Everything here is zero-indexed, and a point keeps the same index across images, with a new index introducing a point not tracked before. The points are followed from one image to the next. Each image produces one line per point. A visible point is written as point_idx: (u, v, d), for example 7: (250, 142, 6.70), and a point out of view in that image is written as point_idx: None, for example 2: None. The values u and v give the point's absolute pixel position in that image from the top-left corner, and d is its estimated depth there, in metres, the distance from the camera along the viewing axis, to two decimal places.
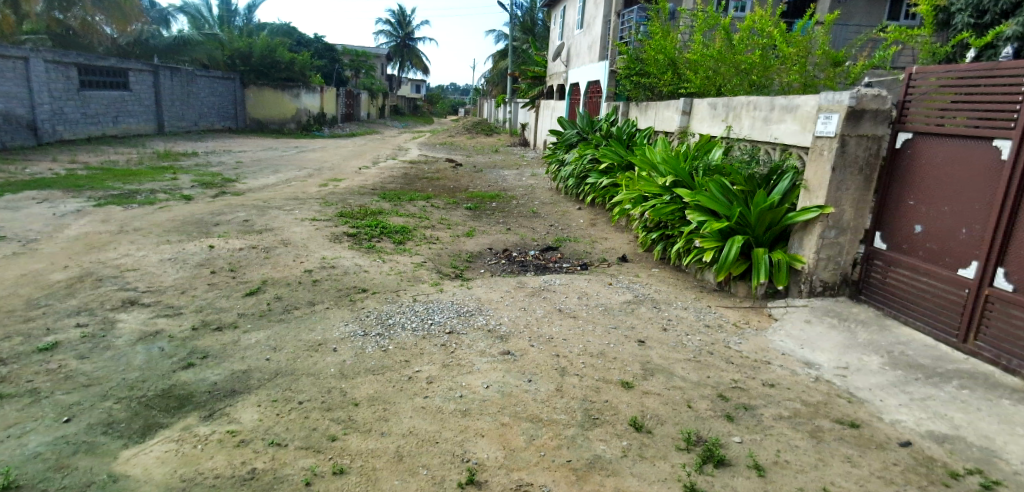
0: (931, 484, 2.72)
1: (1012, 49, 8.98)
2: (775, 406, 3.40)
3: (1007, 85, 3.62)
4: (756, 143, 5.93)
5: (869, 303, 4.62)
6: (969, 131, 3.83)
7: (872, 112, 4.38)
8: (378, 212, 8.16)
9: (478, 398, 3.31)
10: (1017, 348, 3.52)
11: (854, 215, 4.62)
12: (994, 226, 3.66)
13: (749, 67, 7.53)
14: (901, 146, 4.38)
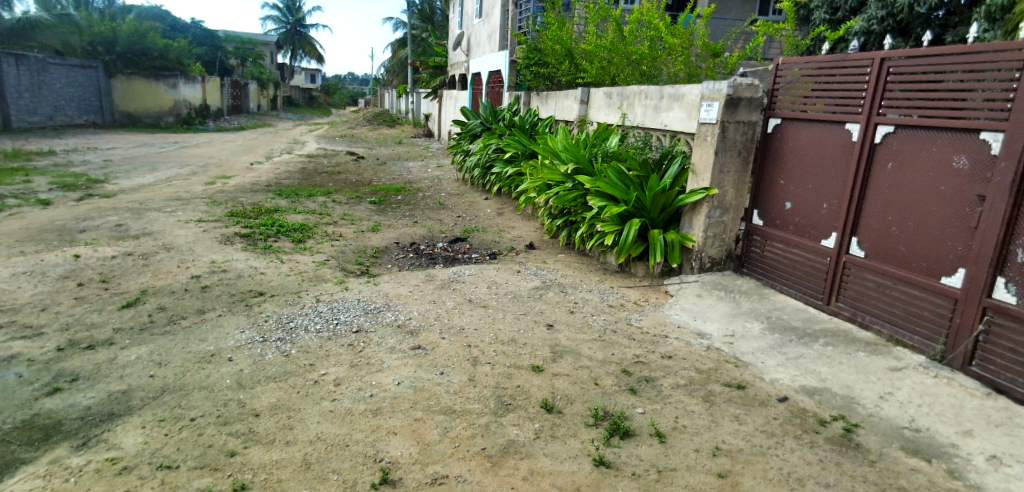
0: (805, 433, 3.05)
1: (859, 43, 10.05)
2: (672, 376, 3.66)
3: (855, 75, 4.05)
4: (649, 131, 6.26)
5: (750, 275, 5.05)
6: (826, 115, 4.27)
7: (747, 100, 4.77)
8: (273, 210, 7.83)
9: (389, 396, 3.32)
10: (869, 307, 3.99)
11: (735, 195, 5.03)
12: (848, 200, 4.11)
13: (639, 58, 7.88)
14: (772, 130, 4.80)
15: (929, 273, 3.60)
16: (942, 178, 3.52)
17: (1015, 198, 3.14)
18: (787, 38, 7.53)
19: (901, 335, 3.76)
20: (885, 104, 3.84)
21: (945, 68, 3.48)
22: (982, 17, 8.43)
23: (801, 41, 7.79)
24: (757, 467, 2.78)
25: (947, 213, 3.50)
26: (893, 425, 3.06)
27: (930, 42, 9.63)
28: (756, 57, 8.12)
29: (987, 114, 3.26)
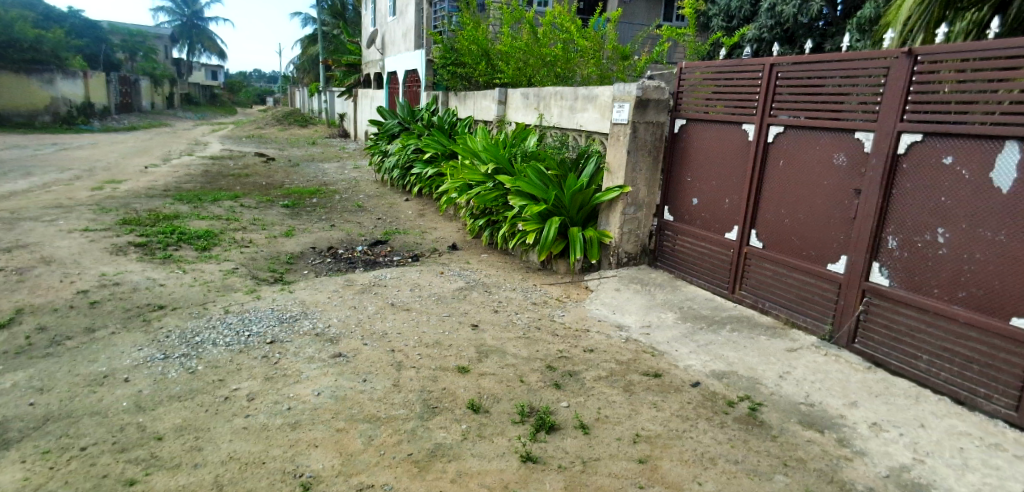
0: (715, 414, 3.26)
1: (752, 50, 10.77)
2: (594, 368, 3.80)
3: (749, 79, 4.34)
4: (565, 131, 6.43)
5: (663, 268, 5.31)
6: (725, 117, 4.55)
7: (655, 102, 5.02)
8: (173, 217, 7.40)
9: (309, 407, 3.24)
10: (768, 293, 4.30)
11: (648, 192, 5.28)
12: (747, 195, 4.41)
13: (554, 60, 8.04)
14: (678, 131, 5.06)
15: (817, 260, 3.94)
16: (826, 174, 3.86)
17: (886, 191, 3.49)
18: (689, 43, 7.91)
19: (796, 318, 4.09)
20: (776, 106, 4.16)
21: (826, 73, 3.80)
22: (855, 28, 9.27)
23: (702, 47, 8.19)
24: (673, 451, 2.95)
25: (831, 205, 3.83)
26: (791, 401, 3.32)
27: (812, 50, 10.48)
28: (662, 60, 8.41)
29: (862, 115, 3.59)
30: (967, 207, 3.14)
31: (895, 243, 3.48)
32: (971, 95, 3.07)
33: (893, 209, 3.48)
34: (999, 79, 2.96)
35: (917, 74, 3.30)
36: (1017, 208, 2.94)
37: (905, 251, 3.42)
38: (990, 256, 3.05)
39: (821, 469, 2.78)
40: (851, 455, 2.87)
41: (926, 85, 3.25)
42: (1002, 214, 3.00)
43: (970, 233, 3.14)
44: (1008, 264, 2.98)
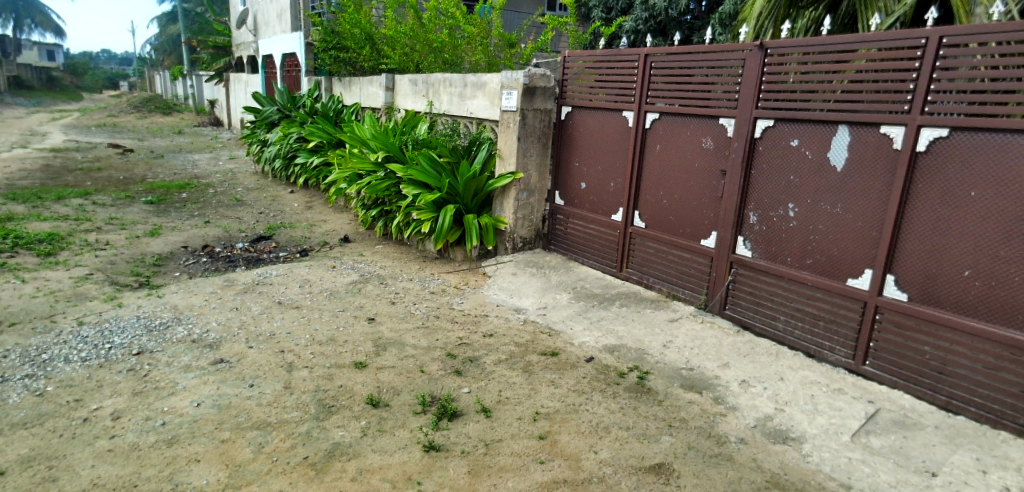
0: (608, 386, 3.47)
1: (629, 40, 11.27)
2: (494, 352, 3.89)
3: (627, 68, 4.58)
4: (456, 118, 6.44)
5: (557, 251, 5.51)
6: (607, 104, 4.79)
7: (542, 89, 5.17)
8: (7, 219, 6.58)
9: (187, 420, 3.07)
10: (651, 269, 4.60)
11: (539, 177, 5.44)
12: (629, 178, 4.68)
13: (441, 46, 8.01)
14: (564, 118, 5.25)
15: (692, 237, 4.27)
16: (696, 157, 4.18)
17: (746, 171, 3.85)
18: (571, 32, 8.09)
19: (676, 291, 4.42)
20: (652, 94, 4.43)
21: (693, 64, 4.11)
22: (717, 23, 10.00)
23: (582, 36, 8.44)
24: (571, 424, 3.12)
25: (701, 186, 4.17)
26: (674, 367, 3.61)
27: (681, 43, 11.16)
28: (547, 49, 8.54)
29: (725, 103, 3.92)
30: (811, 185, 3.54)
31: (756, 218, 3.85)
32: (812, 85, 3.45)
33: (752, 188, 3.85)
34: (833, 71, 3.35)
35: (768, 65, 3.66)
36: (849, 184, 3.36)
37: (764, 225, 3.80)
38: (830, 226, 3.46)
39: (700, 426, 3.06)
40: (725, 411, 3.19)
41: (776, 76, 3.62)
42: (837, 189, 3.42)
43: (814, 207, 3.54)
44: (844, 233, 3.40)
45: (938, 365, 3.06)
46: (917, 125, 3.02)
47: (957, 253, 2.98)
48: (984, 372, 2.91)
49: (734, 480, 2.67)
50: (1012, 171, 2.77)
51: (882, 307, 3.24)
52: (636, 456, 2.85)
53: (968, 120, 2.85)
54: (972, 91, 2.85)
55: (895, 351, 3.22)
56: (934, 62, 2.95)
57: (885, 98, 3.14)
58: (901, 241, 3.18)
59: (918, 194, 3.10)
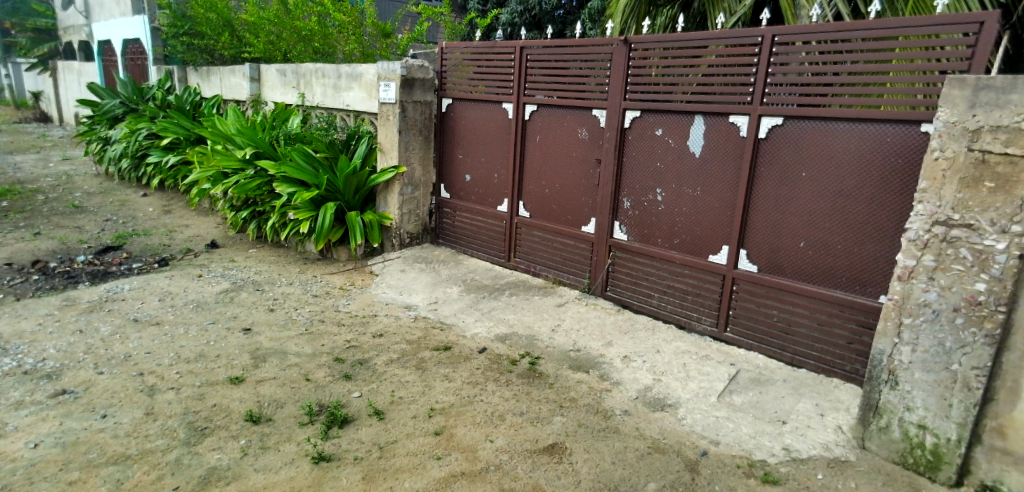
0: (501, 374, 3.52)
1: (506, 32, 11.36)
2: (385, 352, 3.80)
3: (503, 60, 4.65)
4: (331, 111, 6.20)
5: (445, 245, 5.48)
6: (486, 96, 4.83)
7: (420, 81, 5.12)
8: None
9: (24, 464, 2.69)
10: (537, 257, 4.74)
11: (423, 171, 5.37)
12: (512, 169, 4.77)
13: (310, 34, 7.51)
14: (445, 110, 5.23)
15: (573, 224, 4.45)
16: (573, 147, 4.35)
17: (618, 159, 4.08)
18: (447, 23, 7.96)
19: (561, 277, 4.58)
20: (529, 86, 4.54)
21: (566, 57, 4.25)
22: (587, 18, 10.34)
23: (458, 27, 8.34)
24: (466, 416, 3.13)
25: (579, 174, 4.35)
26: (563, 351, 3.74)
27: (555, 36, 11.43)
28: (425, 41, 8.11)
29: (596, 95, 4.12)
30: (674, 170, 3.82)
31: (629, 203, 4.09)
32: (672, 78, 3.71)
33: (624, 175, 4.08)
34: (690, 65, 3.63)
35: (633, 60, 3.89)
36: (706, 170, 3.66)
37: (636, 210, 4.04)
38: (692, 208, 3.76)
39: (589, 403, 3.22)
40: (611, 387, 3.37)
41: (641, 69, 3.86)
42: (697, 174, 3.71)
43: (678, 191, 3.82)
44: (704, 213, 3.71)
45: (784, 326, 3.44)
46: (758, 114, 3.36)
47: (794, 226, 3.36)
48: (819, 329, 3.31)
49: (620, 451, 2.84)
50: (832, 152, 3.16)
51: (738, 279, 3.59)
52: (531, 439, 2.93)
53: (798, 110, 3.21)
54: (801, 83, 3.20)
55: (750, 317, 3.58)
56: (771, 57, 3.29)
57: (734, 90, 3.45)
58: (750, 219, 3.53)
59: (762, 176, 3.44)
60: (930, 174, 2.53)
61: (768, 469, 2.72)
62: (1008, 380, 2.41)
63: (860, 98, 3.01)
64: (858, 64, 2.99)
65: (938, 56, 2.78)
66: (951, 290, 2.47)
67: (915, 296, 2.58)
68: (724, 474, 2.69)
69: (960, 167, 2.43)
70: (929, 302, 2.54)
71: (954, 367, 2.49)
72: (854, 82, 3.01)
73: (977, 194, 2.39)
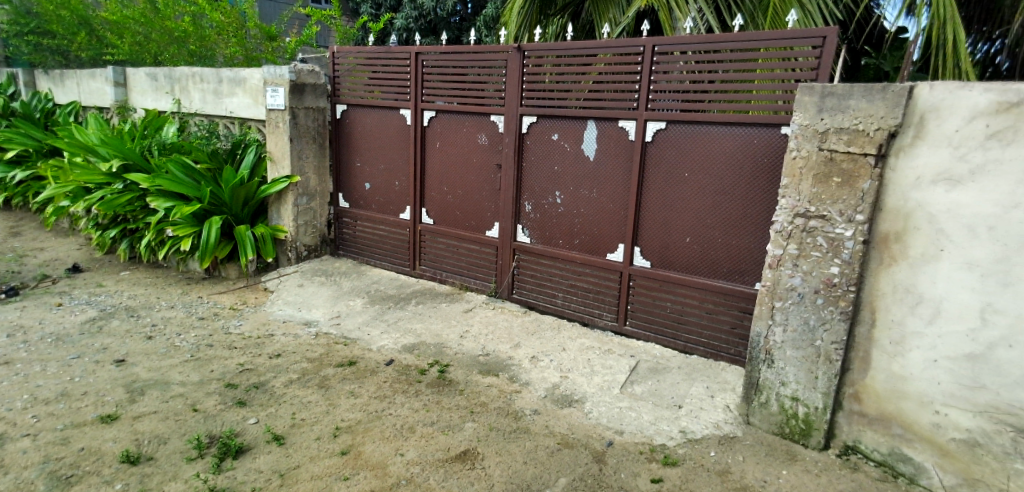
0: (410, 385, 3.46)
1: (401, 38, 11.13)
2: (283, 374, 3.60)
3: (398, 66, 4.60)
4: (211, 118, 5.78)
5: (347, 256, 5.30)
6: (383, 103, 4.75)
7: (311, 87, 4.93)
8: None
9: None
10: (442, 264, 4.72)
11: (318, 180, 5.16)
12: (412, 176, 4.71)
13: (184, 36, 6.97)
14: (340, 116, 5.07)
15: (477, 229, 4.49)
16: (473, 153, 4.40)
17: (518, 164, 4.17)
18: (337, 27, 7.58)
19: (467, 282, 4.59)
20: (426, 93, 4.52)
21: (463, 63, 4.28)
22: (483, 25, 10.30)
23: (350, 32, 7.94)
24: (374, 432, 3.04)
25: (480, 180, 4.40)
26: (472, 356, 3.75)
27: (450, 42, 11.24)
28: (314, 44, 7.79)
29: (495, 102, 4.19)
30: (571, 174, 3.97)
31: (530, 207, 4.20)
32: (566, 84, 3.86)
33: (525, 179, 4.18)
34: (581, 73, 3.80)
35: (527, 67, 4.00)
36: (601, 172, 3.85)
37: (538, 213, 4.16)
38: (589, 209, 3.93)
39: (500, 406, 3.26)
40: (520, 388, 3.43)
41: (536, 76, 3.98)
42: (593, 176, 3.89)
43: (575, 193, 3.98)
44: (601, 213, 3.89)
45: (676, 316, 3.69)
46: (644, 119, 3.59)
47: (680, 223, 3.62)
48: (707, 316, 3.57)
49: (531, 450, 2.90)
50: (709, 154, 3.44)
51: (634, 275, 3.81)
52: (442, 448, 2.91)
53: (680, 115, 3.47)
54: (681, 90, 3.45)
55: (647, 310, 3.80)
56: (654, 67, 3.53)
57: (623, 96, 3.66)
58: (642, 218, 3.75)
59: (651, 177, 3.67)
60: (790, 172, 2.84)
61: (668, 452, 2.91)
62: (861, 350, 2.75)
63: (730, 104, 3.31)
64: (727, 73, 3.26)
65: (794, 67, 3.10)
66: (811, 274, 2.79)
67: (783, 281, 2.88)
68: (629, 461, 2.83)
69: (813, 165, 2.75)
70: (795, 286, 2.85)
71: (818, 343, 2.81)
72: (726, 89, 3.29)
73: (828, 188, 2.72)
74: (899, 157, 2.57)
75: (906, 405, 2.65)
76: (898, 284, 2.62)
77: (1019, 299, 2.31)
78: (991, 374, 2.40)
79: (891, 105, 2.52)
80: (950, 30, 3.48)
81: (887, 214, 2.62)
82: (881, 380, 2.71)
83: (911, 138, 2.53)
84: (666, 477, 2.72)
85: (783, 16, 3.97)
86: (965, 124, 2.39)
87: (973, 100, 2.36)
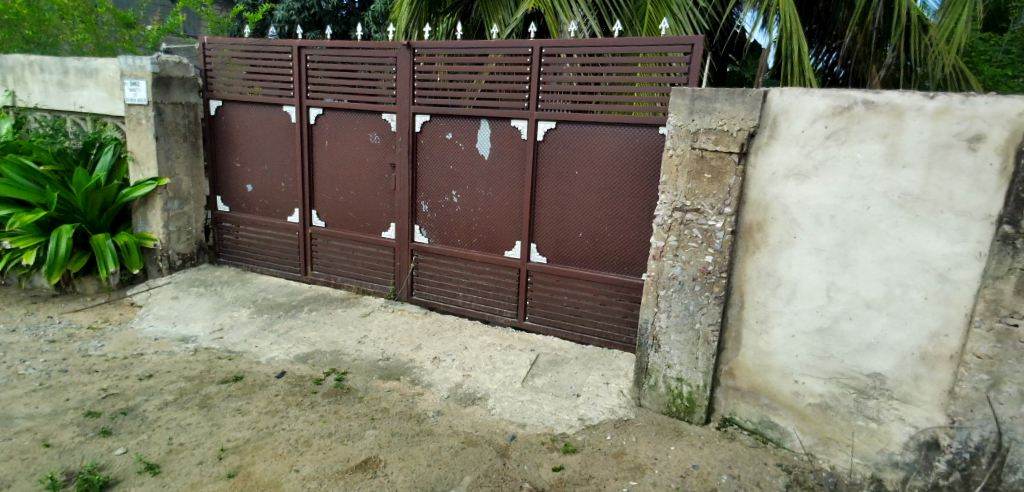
0: (305, 398, 3.29)
1: (281, 30, 10.31)
2: (157, 396, 3.27)
3: (280, 60, 4.33)
4: (56, 113, 5.09)
5: (228, 263, 4.93)
6: (263, 99, 4.46)
7: (179, 80, 4.52)
8: None
9: None
10: (336, 267, 4.54)
11: (191, 182, 4.74)
12: (299, 177, 4.48)
13: (17, 18, 6.01)
14: (214, 113, 4.69)
15: (373, 230, 4.37)
16: (365, 152, 4.26)
17: (413, 163, 4.11)
18: (207, 15, 6.94)
19: (364, 285, 4.45)
20: (311, 89, 4.31)
21: (351, 59, 4.13)
22: (371, 21, 9.91)
23: (223, 21, 7.28)
24: (265, 450, 2.86)
25: (373, 180, 4.28)
26: (371, 361, 3.64)
27: (336, 36, 10.67)
28: (181, 32, 7.15)
29: (387, 100, 4.09)
30: (467, 173, 3.98)
31: (427, 206, 4.16)
32: (459, 83, 3.86)
33: (420, 178, 4.13)
34: (473, 72, 3.81)
35: (418, 65, 3.95)
36: (497, 171, 3.90)
37: (435, 213, 4.13)
38: (486, 208, 3.97)
39: (401, 410, 3.20)
40: (422, 390, 3.39)
41: (427, 75, 3.94)
42: (488, 175, 3.93)
43: (472, 192, 4.00)
44: (498, 212, 3.94)
45: (573, 309, 3.84)
46: (535, 119, 3.69)
47: (574, 219, 3.76)
48: (601, 307, 3.75)
49: (435, 451, 2.88)
50: (598, 153, 3.61)
51: (532, 271, 3.90)
52: (340, 460, 2.80)
53: (570, 115, 3.60)
54: (569, 91, 3.59)
55: (546, 304, 3.92)
56: (544, 68, 3.62)
57: (515, 96, 3.73)
58: (538, 215, 3.85)
59: (544, 175, 3.78)
60: (668, 169, 3.07)
61: (568, 440, 3.02)
62: (733, 330, 3.04)
63: (615, 105, 3.48)
64: (612, 77, 3.45)
65: (669, 71, 3.33)
66: (690, 264, 3.03)
67: (665, 271, 3.11)
68: (532, 453, 2.91)
69: (688, 162, 2.99)
70: (675, 275, 3.08)
71: (697, 326, 3.06)
72: (611, 91, 3.46)
73: (700, 184, 2.97)
74: (758, 155, 2.86)
75: (771, 377, 2.96)
76: (761, 269, 2.91)
77: (856, 278, 2.67)
78: (837, 344, 2.75)
79: (750, 108, 2.79)
80: (795, 43, 3.93)
81: (750, 206, 2.90)
82: (750, 356, 3.01)
83: (767, 138, 2.82)
84: (567, 465, 2.83)
85: (658, 24, 4.25)
86: (809, 126, 2.70)
87: (814, 104, 2.67)
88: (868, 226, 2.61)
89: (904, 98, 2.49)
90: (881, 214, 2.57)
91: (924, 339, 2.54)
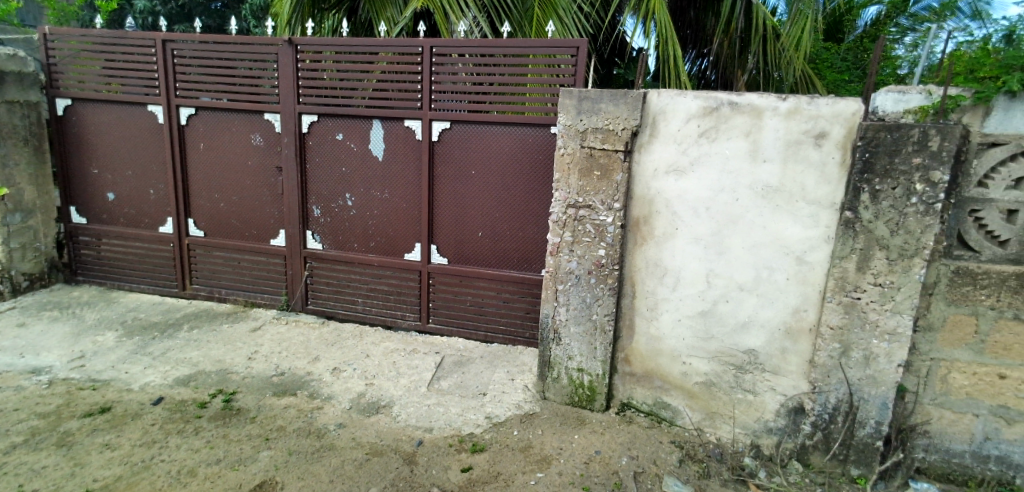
0: (187, 424, 3.00)
1: (143, 22, 9.28)
2: (2, 438, 2.83)
3: (142, 55, 3.92)
4: None
5: (89, 281, 4.40)
6: (122, 97, 4.01)
7: (14, 75, 3.92)
8: None
9: None
10: (220, 279, 4.20)
11: (35, 192, 4.17)
12: (170, 183, 4.08)
13: None
14: (63, 113, 4.16)
15: (259, 238, 4.08)
16: (246, 155, 3.98)
17: (301, 166, 3.89)
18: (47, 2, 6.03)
19: (253, 297, 4.16)
20: (180, 87, 3.94)
21: (226, 55, 3.83)
22: (248, 15, 9.26)
23: (68, 8, 6.37)
24: (141, 487, 2.57)
25: (257, 184, 4.00)
26: (263, 378, 3.40)
27: (207, 29, 9.84)
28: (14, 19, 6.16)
29: (269, 99, 3.84)
30: (361, 174, 3.85)
31: (318, 211, 3.96)
32: (349, 82, 3.71)
33: (309, 182, 3.93)
34: (363, 71, 3.68)
35: (302, 62, 3.75)
36: (391, 172, 3.80)
37: (328, 217, 3.95)
38: (383, 210, 3.86)
39: (299, 427, 3.02)
40: (321, 403, 3.22)
41: (312, 73, 3.75)
42: (383, 177, 3.82)
43: (367, 195, 3.86)
44: (395, 214, 3.85)
45: (476, 309, 3.84)
46: (429, 119, 3.64)
47: (473, 219, 3.75)
48: (503, 304, 3.78)
49: (338, 466, 2.76)
50: (493, 152, 3.63)
51: (433, 272, 3.86)
52: (232, 486, 2.59)
53: (464, 115, 3.60)
54: (462, 92, 3.58)
55: (449, 306, 3.89)
56: (435, 68, 3.58)
57: (408, 96, 3.66)
58: (436, 216, 3.81)
59: (441, 176, 3.74)
60: (560, 167, 3.15)
61: (475, 439, 3.01)
62: (627, 319, 3.18)
63: (510, 105, 3.53)
64: (503, 77, 3.48)
65: (558, 73, 3.42)
66: (585, 258, 3.14)
67: (562, 267, 3.19)
68: (439, 456, 2.87)
69: (578, 160, 3.10)
70: (572, 270, 3.18)
71: (594, 317, 3.18)
72: (503, 91, 3.50)
73: (591, 181, 3.08)
74: (641, 153, 3.01)
75: (662, 361, 3.14)
76: (648, 260, 3.08)
77: (730, 264, 2.91)
78: (717, 326, 2.98)
79: (631, 108, 2.94)
80: (671, 48, 4.22)
81: (637, 201, 3.06)
82: (643, 342, 3.17)
83: (648, 137, 2.98)
84: (475, 464, 2.83)
85: (545, 27, 4.35)
86: (684, 125, 2.90)
87: (687, 105, 2.87)
88: (738, 216, 2.85)
89: (762, 99, 2.74)
90: (747, 204, 2.83)
91: (788, 315, 2.84)
